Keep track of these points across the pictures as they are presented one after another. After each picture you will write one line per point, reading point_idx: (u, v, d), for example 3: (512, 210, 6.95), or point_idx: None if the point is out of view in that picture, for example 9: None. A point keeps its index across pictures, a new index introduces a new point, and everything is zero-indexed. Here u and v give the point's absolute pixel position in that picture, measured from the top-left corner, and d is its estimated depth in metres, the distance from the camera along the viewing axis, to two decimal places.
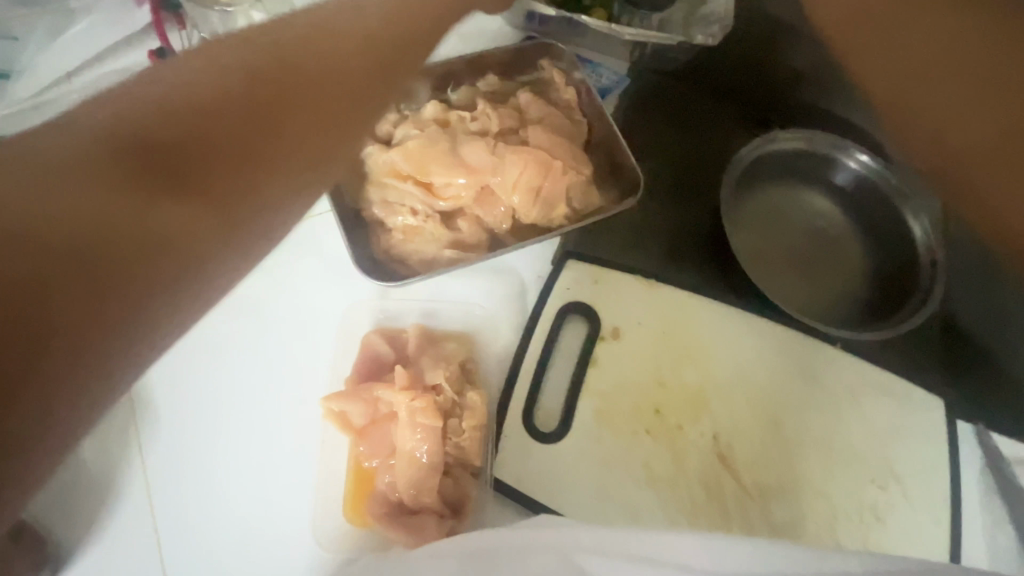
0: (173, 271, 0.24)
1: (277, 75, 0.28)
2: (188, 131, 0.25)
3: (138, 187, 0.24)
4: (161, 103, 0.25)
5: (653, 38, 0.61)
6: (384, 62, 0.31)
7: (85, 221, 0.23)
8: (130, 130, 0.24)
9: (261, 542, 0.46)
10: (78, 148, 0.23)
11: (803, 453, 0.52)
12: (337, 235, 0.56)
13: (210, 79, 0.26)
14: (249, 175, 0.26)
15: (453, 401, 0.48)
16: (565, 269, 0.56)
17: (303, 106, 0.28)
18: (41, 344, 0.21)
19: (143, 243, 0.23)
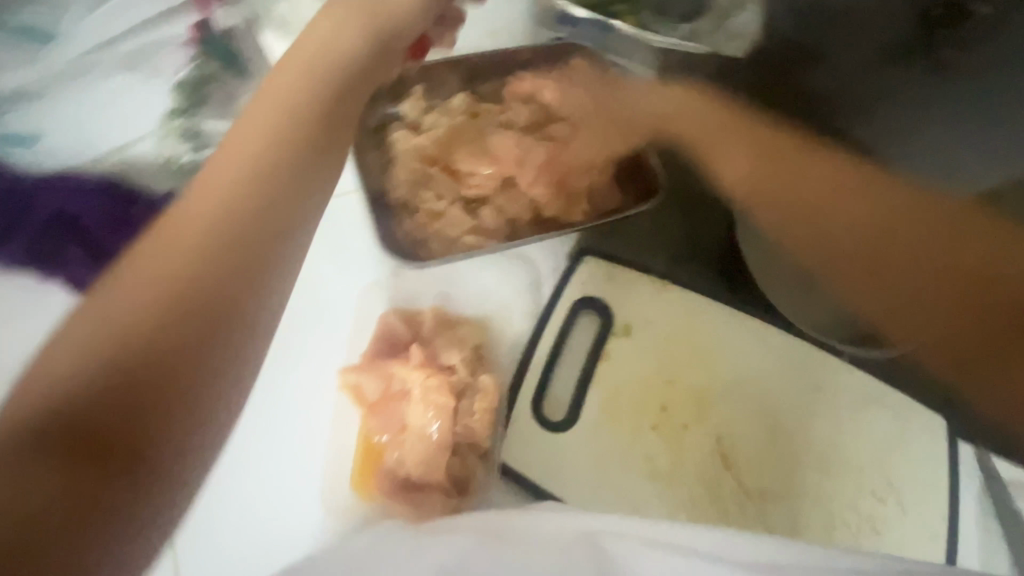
0: (180, 426, 0.28)
1: (236, 175, 0.32)
2: (187, 266, 0.29)
3: (121, 380, 0.27)
4: (110, 317, 0.28)
5: (680, 45, 0.63)
6: (324, 112, 0.35)
7: (91, 415, 0.26)
8: (95, 343, 0.27)
9: (270, 506, 0.47)
10: (68, 371, 0.27)
11: (804, 459, 0.52)
12: (357, 213, 0.56)
13: (154, 261, 0.29)
14: (209, 325, 0.29)
15: (465, 382, 0.49)
16: (581, 265, 0.57)
17: (239, 239, 0.31)
18: (93, 519, 0.25)
19: (146, 414, 0.27)
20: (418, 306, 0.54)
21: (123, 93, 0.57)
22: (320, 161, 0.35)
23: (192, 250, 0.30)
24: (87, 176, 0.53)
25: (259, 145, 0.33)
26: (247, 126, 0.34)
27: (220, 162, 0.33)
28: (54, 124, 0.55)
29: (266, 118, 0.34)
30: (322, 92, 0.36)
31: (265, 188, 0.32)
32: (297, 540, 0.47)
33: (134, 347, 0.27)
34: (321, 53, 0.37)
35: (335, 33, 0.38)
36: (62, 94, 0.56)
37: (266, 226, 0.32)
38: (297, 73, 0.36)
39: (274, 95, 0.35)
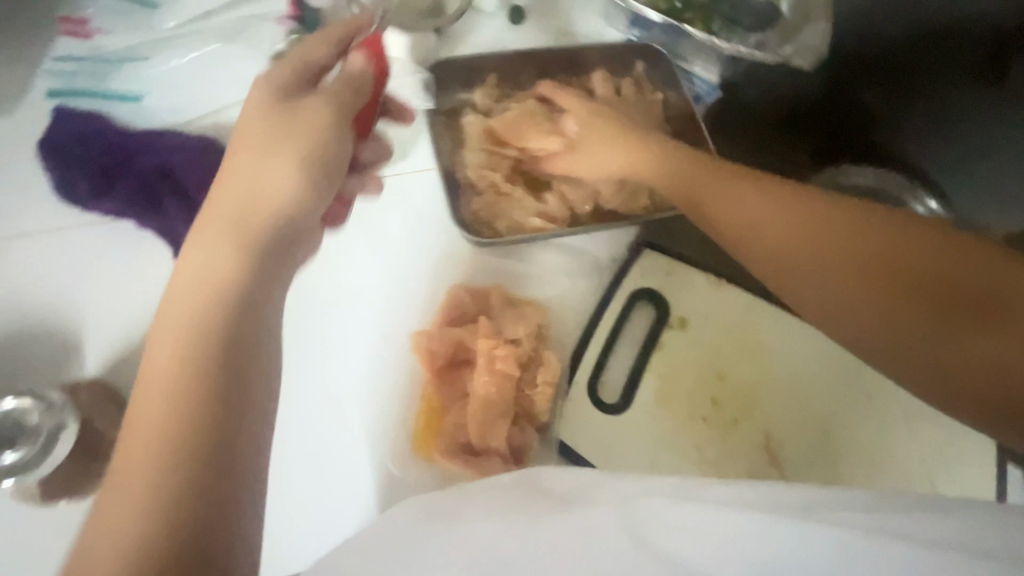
0: (237, 473, 0.30)
1: (187, 353, 0.31)
2: (177, 443, 0.29)
3: (160, 471, 0.28)
4: (126, 442, 0.29)
5: (749, 56, 0.62)
6: (256, 264, 0.36)
7: (147, 504, 0.27)
8: (126, 463, 0.29)
9: (333, 461, 0.49)
10: (111, 497, 0.28)
11: (853, 465, 0.53)
12: (426, 191, 0.58)
13: (149, 375, 0.31)
14: (226, 396, 0.31)
15: (529, 355, 0.51)
16: (640, 257, 0.58)
17: (219, 313, 0.33)
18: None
19: (197, 480, 0.28)
20: (482, 282, 0.56)
21: (226, 62, 0.60)
22: (267, 293, 0.36)
23: (166, 425, 0.29)
24: (188, 135, 0.56)
25: (194, 321, 0.32)
26: (169, 314, 0.33)
27: (158, 347, 0.32)
28: (158, 84, 0.59)
29: (190, 298, 0.33)
30: (251, 248, 0.36)
31: (222, 349, 0.32)
32: (355, 499, 0.49)
33: (171, 516, 0.27)
34: (242, 207, 0.37)
35: (264, 167, 0.39)
36: (170, 60, 0.60)
37: (240, 369, 0.32)
38: (220, 232, 0.36)
39: (189, 275, 0.34)
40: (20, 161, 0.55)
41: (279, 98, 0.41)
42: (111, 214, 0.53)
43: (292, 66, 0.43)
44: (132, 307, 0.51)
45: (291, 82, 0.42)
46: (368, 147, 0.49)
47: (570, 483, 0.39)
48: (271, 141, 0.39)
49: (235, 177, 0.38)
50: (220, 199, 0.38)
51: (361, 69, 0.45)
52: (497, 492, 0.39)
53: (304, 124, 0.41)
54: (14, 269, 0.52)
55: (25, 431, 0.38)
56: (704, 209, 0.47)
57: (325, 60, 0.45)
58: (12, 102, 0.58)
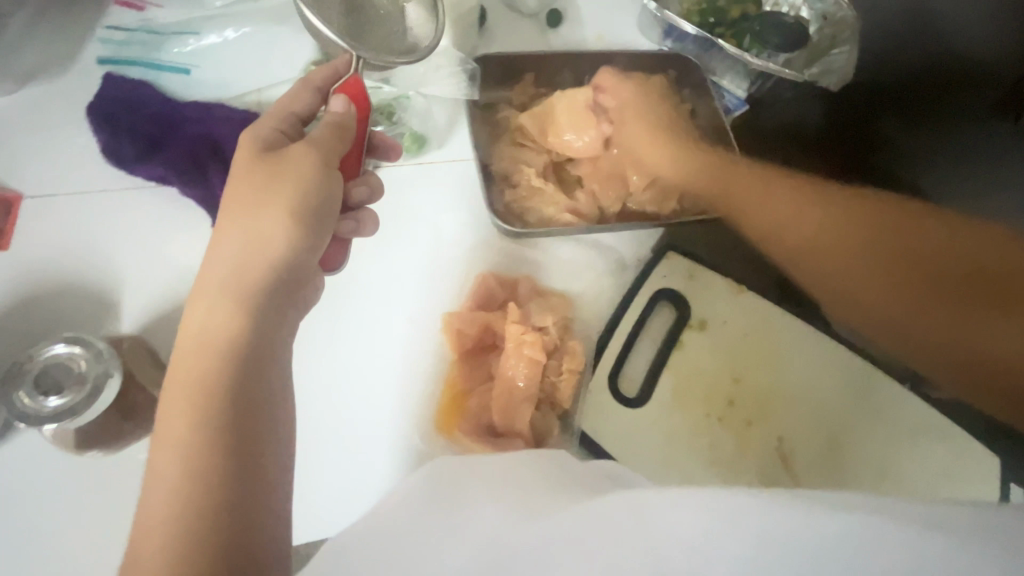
0: (252, 495, 0.33)
1: (201, 423, 0.33)
2: (192, 514, 0.31)
3: (183, 493, 0.31)
4: (154, 467, 0.32)
5: (778, 72, 0.62)
6: (254, 327, 0.37)
7: (172, 526, 0.30)
8: (157, 486, 0.32)
9: (360, 434, 0.50)
10: (146, 520, 0.31)
11: (862, 472, 0.54)
12: (459, 179, 0.60)
13: (170, 404, 0.34)
14: (241, 421, 0.34)
15: (555, 343, 0.53)
16: (664, 258, 0.59)
17: (232, 341, 0.36)
18: None
19: (214, 507, 0.31)
20: (510, 272, 0.58)
21: (274, 42, 0.62)
22: (268, 355, 0.37)
23: (183, 493, 0.31)
24: (233, 108, 0.57)
25: (199, 389, 0.34)
26: (176, 382, 0.35)
27: (168, 416, 0.33)
28: (206, 59, 0.61)
29: (191, 368, 0.35)
30: (249, 309, 0.37)
31: (229, 418, 0.34)
32: (377, 474, 0.49)
33: (196, 537, 0.30)
34: (236, 268, 0.38)
35: (250, 228, 0.38)
36: (218, 36, 0.61)
37: (252, 433, 0.34)
38: (216, 288, 0.38)
39: (189, 341, 0.36)
40: (70, 126, 0.57)
41: (261, 149, 0.41)
42: (152, 179, 0.55)
43: (277, 116, 0.44)
44: (169, 270, 0.53)
45: (270, 135, 0.42)
46: (358, 187, 0.49)
47: (589, 477, 0.39)
48: (252, 201, 0.38)
49: (226, 238, 0.38)
50: (214, 262, 0.38)
51: (342, 112, 0.43)
52: (520, 464, 0.41)
53: (292, 170, 0.39)
54: (60, 226, 0.54)
55: (72, 376, 0.39)
56: (742, 210, 0.56)
57: (306, 109, 0.46)
58: (64, 67, 0.59)
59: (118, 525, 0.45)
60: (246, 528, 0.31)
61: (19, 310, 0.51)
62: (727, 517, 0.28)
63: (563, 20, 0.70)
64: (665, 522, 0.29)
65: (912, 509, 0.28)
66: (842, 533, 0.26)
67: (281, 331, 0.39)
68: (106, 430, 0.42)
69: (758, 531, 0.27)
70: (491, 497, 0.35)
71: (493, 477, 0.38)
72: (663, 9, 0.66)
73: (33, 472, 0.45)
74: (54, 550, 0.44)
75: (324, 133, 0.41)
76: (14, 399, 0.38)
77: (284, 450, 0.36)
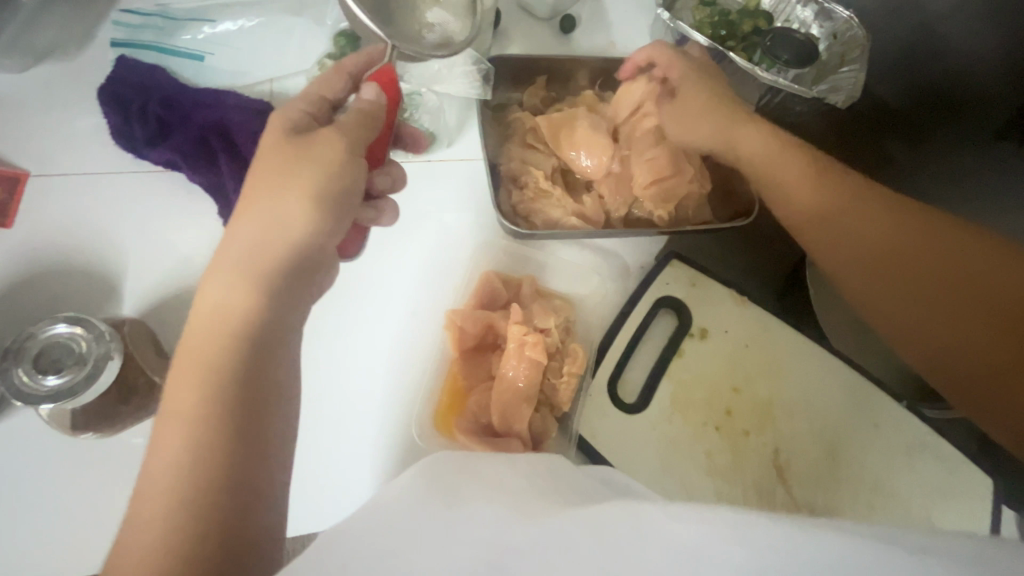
0: (257, 474, 0.33)
1: (207, 397, 0.33)
2: (193, 488, 0.31)
3: (188, 466, 0.31)
4: (158, 439, 0.32)
5: (787, 88, 0.63)
6: (269, 307, 0.37)
7: (175, 499, 0.30)
8: (157, 458, 0.31)
9: (357, 426, 0.50)
10: (146, 491, 0.31)
11: (856, 486, 0.54)
12: (468, 178, 0.60)
13: (177, 378, 0.34)
14: (252, 399, 0.34)
15: (557, 346, 0.53)
16: (668, 266, 0.59)
17: (248, 320, 0.36)
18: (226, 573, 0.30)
19: (219, 482, 0.31)
20: (514, 273, 0.58)
21: (289, 32, 0.62)
22: (279, 337, 0.38)
23: (187, 466, 0.31)
24: (246, 97, 0.57)
25: (209, 363, 0.34)
26: (187, 354, 0.35)
27: (176, 387, 0.34)
28: (220, 46, 0.61)
29: (203, 341, 0.35)
30: (265, 289, 0.38)
31: (237, 396, 0.34)
32: (372, 469, 0.50)
33: (199, 512, 0.30)
34: (254, 247, 0.38)
35: (274, 207, 0.39)
36: (234, 23, 0.61)
37: (257, 414, 0.34)
38: (234, 266, 0.38)
39: (201, 316, 0.36)
40: (82, 106, 0.57)
41: (289, 131, 0.41)
42: (161, 164, 0.55)
43: (308, 100, 0.45)
44: (175, 255, 0.53)
45: (300, 118, 0.43)
46: (381, 175, 0.50)
47: (583, 482, 0.39)
48: (277, 182, 0.39)
49: (246, 216, 0.39)
50: (232, 237, 0.38)
51: (373, 100, 0.44)
52: (518, 466, 0.40)
53: (319, 155, 0.40)
54: (66, 205, 0.54)
55: (72, 357, 0.39)
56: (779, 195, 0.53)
57: (338, 93, 0.47)
58: (79, 48, 0.59)
59: (112, 507, 0.45)
60: (245, 508, 0.32)
61: (21, 287, 0.51)
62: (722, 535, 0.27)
63: (577, 25, 0.70)
64: (658, 532, 0.28)
65: (909, 538, 0.27)
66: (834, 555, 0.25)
67: (294, 316, 0.40)
68: (102, 413, 0.42)
69: (747, 546, 0.26)
70: (482, 495, 0.34)
71: (492, 474, 0.38)
72: (676, 19, 0.66)
73: (28, 450, 0.45)
74: (43, 530, 0.44)
75: (354, 120, 0.42)
76: (10, 377, 0.38)
77: (289, 434, 0.37)
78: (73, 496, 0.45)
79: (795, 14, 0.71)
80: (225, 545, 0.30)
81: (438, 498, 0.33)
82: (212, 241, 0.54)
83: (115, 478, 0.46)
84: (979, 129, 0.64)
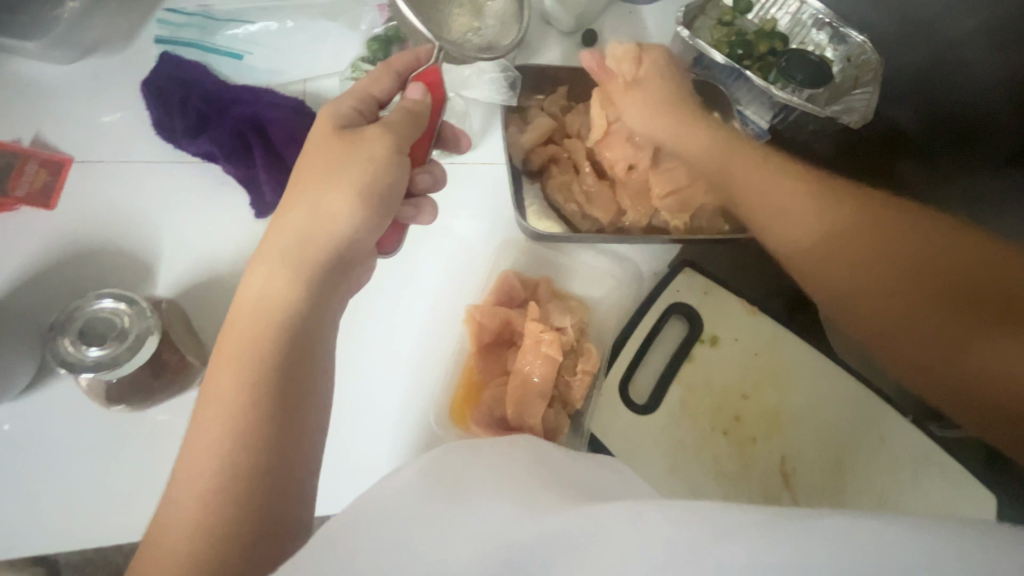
0: (287, 453, 0.36)
1: (250, 376, 0.37)
2: (236, 457, 0.35)
3: (227, 444, 0.35)
4: (201, 417, 0.36)
5: (801, 106, 0.65)
6: (309, 296, 0.41)
7: (215, 471, 0.34)
8: (202, 433, 0.36)
9: (378, 412, 0.52)
10: (194, 462, 0.35)
11: (859, 495, 0.55)
12: (491, 181, 0.62)
13: (224, 361, 0.38)
14: (285, 384, 0.38)
15: (572, 344, 0.55)
16: (681, 274, 0.60)
17: (280, 311, 0.40)
18: (259, 539, 0.33)
19: (252, 461, 0.35)
20: (532, 274, 0.60)
21: (324, 36, 0.65)
22: (314, 327, 0.41)
23: (233, 436, 0.35)
24: (282, 95, 0.60)
25: (255, 346, 0.38)
26: (236, 336, 0.39)
27: (225, 366, 0.38)
28: (258, 46, 0.63)
29: (249, 326, 0.39)
30: (307, 280, 0.41)
31: (276, 378, 0.38)
32: (387, 455, 0.52)
33: (240, 482, 0.34)
34: (301, 241, 0.42)
35: (320, 203, 0.42)
36: (271, 24, 0.64)
37: (293, 396, 0.38)
38: (276, 261, 0.41)
39: (248, 304, 0.40)
40: (124, 98, 0.60)
41: (340, 126, 0.46)
42: (199, 155, 0.57)
43: (356, 96, 0.49)
44: (207, 243, 0.55)
45: (349, 114, 0.47)
46: (422, 174, 0.52)
47: (576, 470, 0.39)
48: (325, 181, 0.43)
49: (295, 210, 0.42)
50: (280, 230, 0.42)
51: (419, 99, 0.47)
52: (522, 447, 0.42)
53: (368, 152, 0.43)
54: (106, 189, 0.56)
55: (114, 331, 0.42)
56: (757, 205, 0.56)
57: (385, 92, 0.50)
58: (125, 43, 0.62)
59: (148, 474, 0.48)
60: (281, 477, 0.36)
61: (60, 266, 0.53)
62: (724, 533, 0.26)
63: (598, 39, 0.72)
64: (657, 533, 0.26)
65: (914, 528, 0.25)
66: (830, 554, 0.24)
67: (331, 306, 0.43)
68: (137, 386, 0.45)
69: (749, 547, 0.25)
70: (483, 479, 0.34)
71: (486, 454, 0.39)
72: (696, 37, 0.68)
73: (64, 421, 0.48)
74: (77, 496, 0.47)
75: (400, 118, 0.45)
76: (58, 347, 0.40)
77: (320, 416, 0.40)
78: (103, 466, 0.48)
79: (809, 37, 0.73)
80: (261, 508, 0.34)
81: (437, 488, 0.32)
82: (243, 231, 0.56)
83: (143, 452, 0.48)
84: (992, 153, 0.67)
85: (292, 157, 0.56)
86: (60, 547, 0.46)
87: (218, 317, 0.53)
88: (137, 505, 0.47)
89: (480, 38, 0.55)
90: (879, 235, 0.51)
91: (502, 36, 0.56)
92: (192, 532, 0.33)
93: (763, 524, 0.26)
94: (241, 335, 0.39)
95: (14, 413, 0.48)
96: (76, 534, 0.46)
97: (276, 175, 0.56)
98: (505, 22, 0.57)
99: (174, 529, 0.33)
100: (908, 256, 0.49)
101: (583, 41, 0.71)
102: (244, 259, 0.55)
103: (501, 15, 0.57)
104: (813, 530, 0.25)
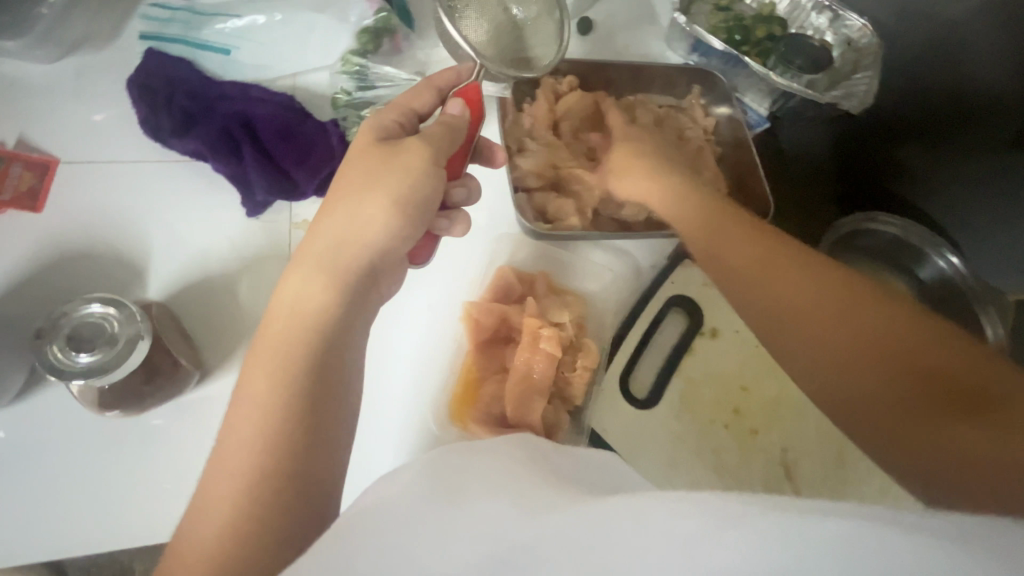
0: (313, 457, 0.35)
1: (285, 378, 0.36)
2: (266, 456, 0.34)
3: (256, 447, 0.34)
4: (230, 420, 0.36)
5: (801, 93, 0.63)
6: (344, 302, 0.41)
7: (240, 472, 0.33)
8: (228, 434, 0.35)
9: (379, 414, 0.52)
10: (221, 461, 0.34)
11: (858, 484, 0.55)
12: (488, 178, 0.61)
13: (253, 365, 0.37)
14: (318, 389, 0.37)
15: (570, 339, 0.54)
16: (680, 266, 0.60)
17: (316, 320, 0.39)
18: (285, 541, 0.32)
19: (280, 465, 0.34)
20: (529, 270, 0.59)
21: (312, 30, 0.62)
22: (349, 334, 0.40)
23: (261, 437, 0.34)
24: (271, 91, 0.59)
25: (291, 347, 0.38)
26: (272, 340, 0.38)
27: (256, 369, 0.37)
28: (245, 41, 0.62)
29: (286, 329, 0.39)
30: (341, 286, 0.41)
31: (307, 379, 0.37)
32: (388, 454, 0.51)
33: (265, 481, 0.33)
34: (337, 246, 0.41)
35: (356, 208, 0.42)
36: (258, 18, 0.62)
37: (326, 396, 0.37)
38: (314, 268, 0.41)
39: (284, 307, 0.40)
40: (111, 97, 0.59)
41: (380, 138, 0.45)
42: (188, 154, 0.56)
43: (397, 110, 0.47)
44: (198, 243, 0.55)
45: (391, 127, 0.46)
46: (457, 188, 0.51)
47: (599, 472, 0.38)
48: (362, 187, 0.42)
49: (333, 215, 0.42)
50: (320, 232, 0.42)
51: (458, 114, 0.46)
52: (568, 454, 0.42)
53: (405, 164, 0.42)
54: (95, 190, 0.55)
55: (103, 336, 0.42)
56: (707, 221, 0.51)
57: (425, 107, 0.49)
58: (109, 41, 0.61)
59: (144, 478, 0.48)
60: (308, 477, 0.35)
61: (50, 272, 0.52)
62: (733, 522, 0.25)
63: (594, 27, 0.70)
64: (661, 524, 0.26)
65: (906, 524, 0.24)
66: (842, 549, 0.23)
67: (365, 312, 0.43)
68: (127, 391, 0.44)
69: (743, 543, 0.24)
70: (496, 483, 0.32)
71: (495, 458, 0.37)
72: (692, 23, 0.66)
73: (56, 428, 0.48)
74: (73, 502, 0.46)
75: (433, 133, 0.44)
76: (46, 353, 0.40)
77: (351, 422, 0.39)
78: (98, 474, 0.47)
79: (808, 20, 0.70)
80: (286, 509, 0.33)
81: (442, 491, 0.31)
82: (235, 230, 0.55)
83: (138, 458, 0.48)
84: (991, 137, 0.65)
85: (282, 154, 0.55)
86: (59, 555, 0.45)
87: (212, 320, 0.52)
88: (136, 512, 0.47)
89: (516, 51, 0.55)
90: (898, 327, 0.39)
91: (539, 50, 0.56)
92: (217, 529, 0.32)
93: (753, 511, 0.25)
94: (273, 337, 0.38)
95: (8, 420, 0.48)
96: (73, 540, 0.46)
97: (267, 173, 0.55)
98: (543, 34, 0.57)
99: (188, 541, 0.32)
100: (916, 366, 0.37)
101: (579, 29, 0.70)
102: (237, 259, 0.54)
103: (538, 26, 0.57)
104: (800, 528, 0.24)
